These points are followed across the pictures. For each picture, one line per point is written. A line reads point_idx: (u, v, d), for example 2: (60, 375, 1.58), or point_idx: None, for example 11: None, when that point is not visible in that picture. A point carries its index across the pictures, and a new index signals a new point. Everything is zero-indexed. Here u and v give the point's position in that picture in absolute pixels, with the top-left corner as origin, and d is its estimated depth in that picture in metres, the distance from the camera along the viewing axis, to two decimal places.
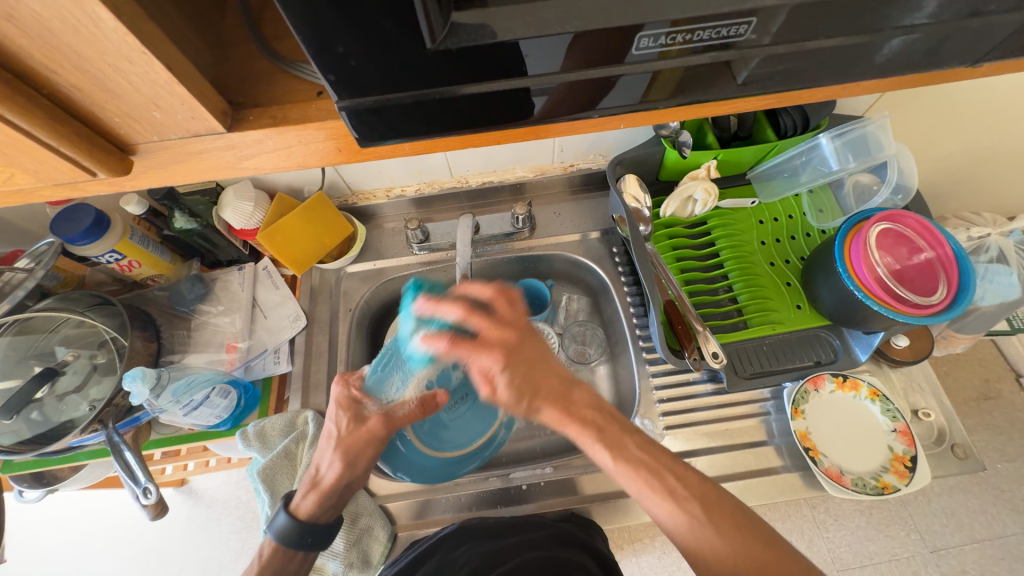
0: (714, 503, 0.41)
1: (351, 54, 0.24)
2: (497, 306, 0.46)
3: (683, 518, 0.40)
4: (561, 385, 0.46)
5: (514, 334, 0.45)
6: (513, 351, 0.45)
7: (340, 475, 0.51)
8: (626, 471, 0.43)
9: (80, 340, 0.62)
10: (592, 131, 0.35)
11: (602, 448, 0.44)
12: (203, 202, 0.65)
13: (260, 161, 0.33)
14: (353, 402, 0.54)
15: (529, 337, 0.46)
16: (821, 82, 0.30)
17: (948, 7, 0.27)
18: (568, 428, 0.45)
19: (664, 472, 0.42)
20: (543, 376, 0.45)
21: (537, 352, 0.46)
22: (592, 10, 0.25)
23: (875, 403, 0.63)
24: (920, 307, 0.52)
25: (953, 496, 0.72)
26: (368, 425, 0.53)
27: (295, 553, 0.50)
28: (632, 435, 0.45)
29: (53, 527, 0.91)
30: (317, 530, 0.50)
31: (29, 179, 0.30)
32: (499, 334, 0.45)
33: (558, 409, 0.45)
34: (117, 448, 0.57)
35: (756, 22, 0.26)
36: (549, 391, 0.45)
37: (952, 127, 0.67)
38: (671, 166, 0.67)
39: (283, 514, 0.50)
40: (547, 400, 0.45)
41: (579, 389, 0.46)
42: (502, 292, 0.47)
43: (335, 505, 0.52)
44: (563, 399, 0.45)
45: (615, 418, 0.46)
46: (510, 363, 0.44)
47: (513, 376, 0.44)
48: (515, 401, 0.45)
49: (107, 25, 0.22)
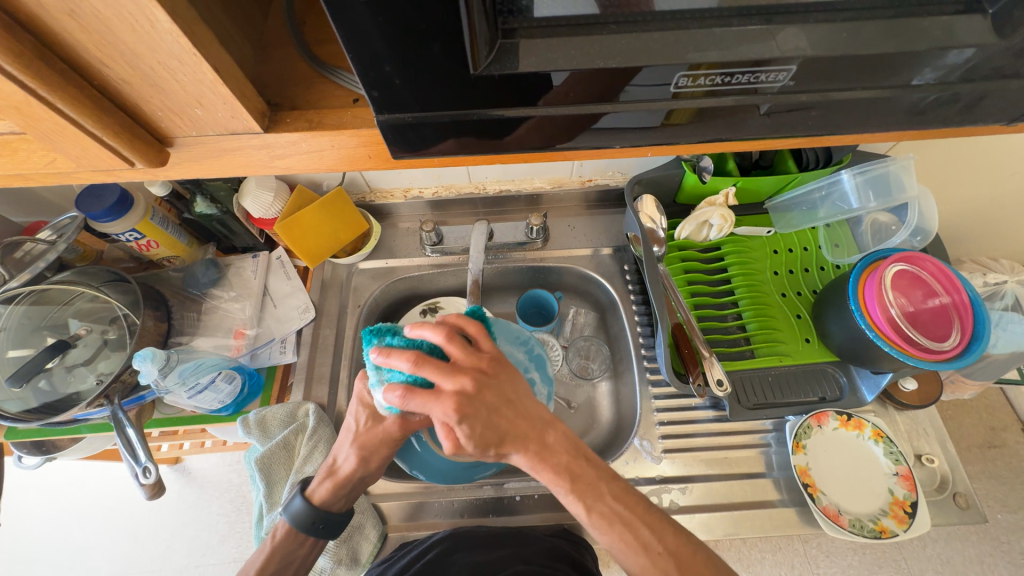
0: (687, 559, 0.40)
1: (396, 73, 0.25)
2: (451, 350, 0.41)
3: (653, 572, 0.40)
4: (531, 432, 0.41)
5: (475, 378, 0.39)
6: (474, 396, 0.39)
7: (357, 470, 0.52)
8: (600, 522, 0.41)
9: (94, 315, 0.63)
10: (616, 155, 0.35)
11: (574, 498, 0.41)
12: (224, 188, 0.66)
13: (291, 161, 0.33)
14: (373, 401, 0.53)
15: (494, 378, 0.41)
16: (852, 128, 0.31)
17: (984, 67, 0.27)
18: (542, 475, 0.41)
19: (640, 525, 0.41)
20: (506, 422, 0.40)
21: (503, 396, 0.40)
22: (631, 44, 0.25)
23: (878, 444, 0.62)
24: (932, 352, 0.52)
25: (950, 543, 0.71)
26: (385, 425, 0.51)
27: (307, 537, 0.52)
28: (614, 483, 0.42)
29: (47, 494, 0.92)
30: (329, 518, 0.51)
31: (69, 162, 0.31)
32: (463, 375, 0.39)
33: (531, 454, 0.41)
34: (120, 424, 0.57)
35: (791, 68, 0.26)
36: (520, 438, 0.40)
37: (976, 172, 0.67)
38: (689, 190, 0.68)
39: (299, 498, 0.52)
40: (517, 447, 0.40)
41: (556, 432, 0.42)
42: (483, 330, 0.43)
43: (348, 496, 0.53)
44: (535, 445, 0.41)
45: (595, 465, 0.42)
46: (469, 412, 0.38)
47: (473, 427, 0.38)
48: (479, 451, 0.39)
49: (163, 27, 0.23)
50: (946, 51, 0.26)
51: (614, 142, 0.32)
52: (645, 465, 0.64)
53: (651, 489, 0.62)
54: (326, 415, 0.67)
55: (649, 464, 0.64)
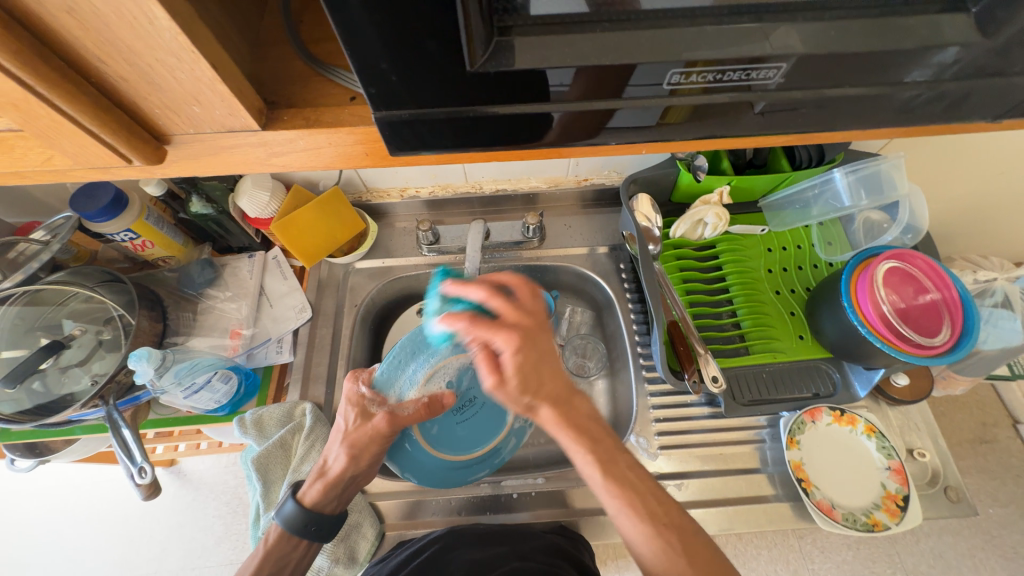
0: (690, 537, 0.40)
1: (393, 71, 0.25)
2: (519, 292, 0.43)
3: (658, 544, 0.39)
4: (563, 388, 0.42)
5: (531, 321, 0.42)
6: (530, 337, 0.41)
7: (347, 468, 0.52)
8: (613, 490, 0.41)
9: (89, 315, 0.63)
10: (612, 152, 0.35)
11: (593, 461, 0.41)
12: (220, 187, 0.66)
13: (289, 159, 0.33)
14: (362, 400, 0.54)
15: (545, 330, 0.43)
16: (843, 125, 0.31)
17: (970, 66, 0.27)
18: (564, 435, 0.41)
19: (647, 495, 0.41)
20: (551, 374, 0.42)
21: (548, 348, 0.42)
22: (625, 42, 0.26)
23: (871, 439, 0.63)
24: (924, 348, 0.53)
25: (943, 537, 0.71)
26: (374, 422, 0.53)
27: (300, 540, 0.52)
28: (622, 454, 0.43)
29: (41, 497, 0.91)
30: (321, 520, 0.51)
31: (66, 160, 0.31)
32: (516, 319, 0.41)
33: (557, 409, 0.42)
34: (115, 425, 0.57)
35: (782, 66, 0.27)
36: (554, 391, 0.42)
37: (966, 170, 0.68)
38: (684, 188, 0.68)
39: (291, 502, 0.52)
40: (551, 398, 0.41)
41: (580, 397, 0.44)
42: (526, 281, 0.44)
43: (340, 497, 0.53)
44: (565, 400, 0.42)
45: (609, 433, 0.44)
46: (525, 347, 0.40)
47: (524, 366, 0.40)
48: (519, 395, 0.40)
49: (161, 23, 0.23)
50: (933, 49, 0.26)
51: (610, 139, 0.32)
52: (642, 461, 0.64)
53: None
54: (323, 414, 0.67)
55: (645, 461, 0.64)
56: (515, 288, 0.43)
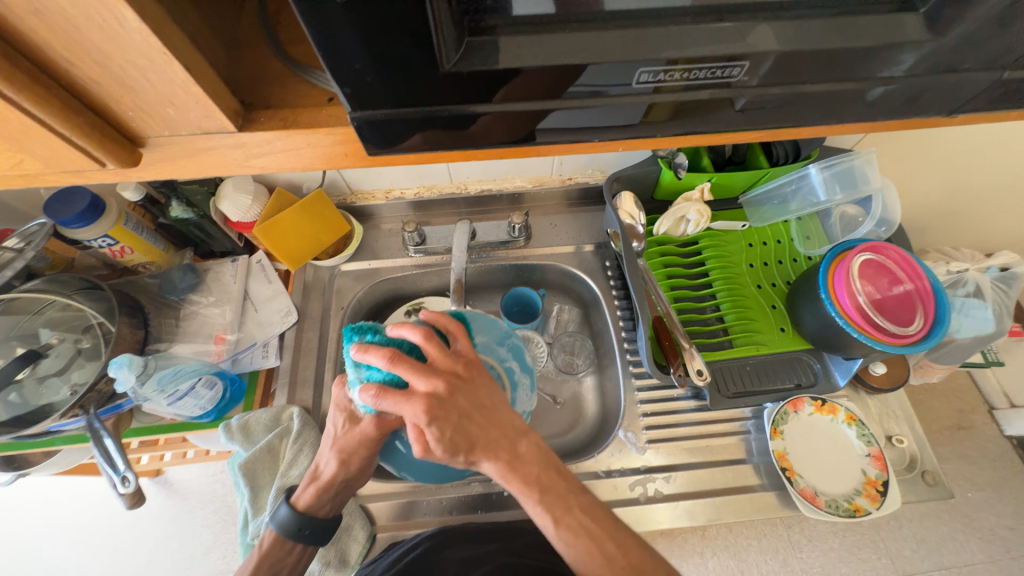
0: (648, 572, 0.42)
1: (367, 70, 0.25)
2: (428, 352, 0.42)
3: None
4: (502, 439, 0.43)
5: (448, 381, 0.41)
6: (449, 399, 0.40)
7: (337, 473, 0.52)
8: (568, 535, 0.43)
9: (65, 324, 0.61)
10: (591, 150, 0.36)
11: (543, 509, 0.43)
12: (201, 192, 0.65)
13: (267, 160, 0.33)
14: (350, 405, 0.53)
15: (465, 382, 0.42)
16: (811, 121, 0.32)
17: (926, 63, 0.28)
18: (511, 484, 0.43)
19: (605, 540, 0.43)
20: (479, 428, 0.42)
21: (475, 402, 0.42)
22: (595, 42, 0.26)
23: (851, 427, 0.65)
24: (898, 337, 0.54)
25: (925, 522, 0.73)
26: (362, 426, 0.52)
27: (294, 545, 0.52)
28: (577, 497, 0.45)
29: (20, 514, 0.88)
30: (315, 524, 0.51)
31: (37, 164, 0.30)
32: (438, 377, 0.41)
33: (500, 461, 0.43)
34: (97, 435, 0.56)
35: (748, 65, 0.28)
36: (488, 445, 0.43)
37: (935, 164, 0.70)
38: (666, 186, 0.69)
39: (285, 507, 0.52)
40: (486, 453, 0.42)
41: (526, 440, 0.45)
42: (461, 329, 0.45)
43: (334, 501, 0.54)
44: (505, 451, 0.43)
45: (560, 474, 0.45)
46: (440, 414, 0.39)
47: (442, 430, 0.40)
48: (451, 456, 0.41)
49: (132, 25, 0.23)
50: (892, 46, 0.27)
51: (587, 137, 0.32)
52: (631, 456, 0.65)
53: (636, 479, 0.63)
54: (311, 417, 0.67)
55: (634, 455, 0.65)
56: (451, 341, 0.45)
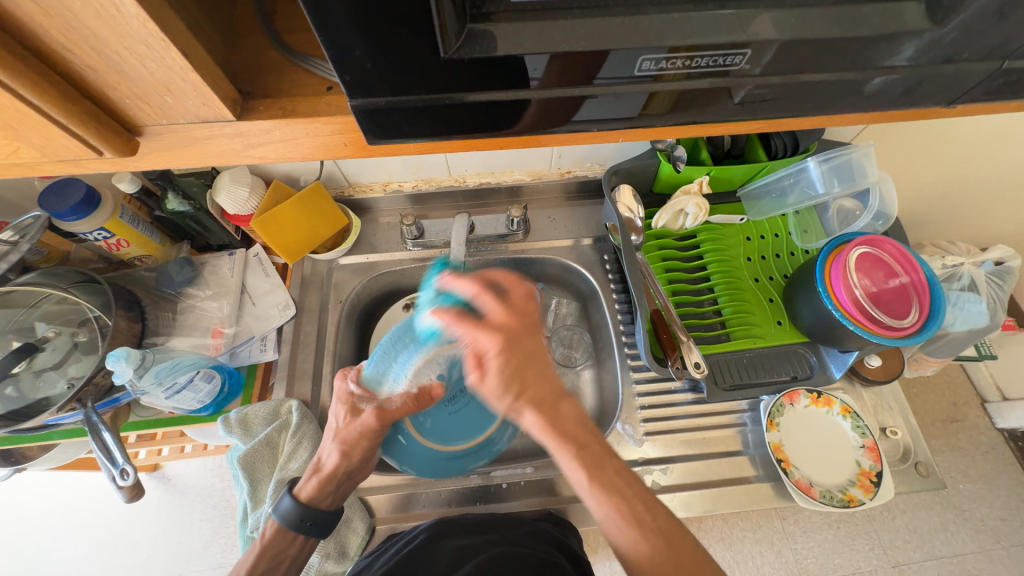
0: (678, 541, 0.40)
1: (366, 57, 0.25)
2: (512, 293, 0.46)
3: (645, 549, 0.39)
4: (549, 392, 0.42)
5: (518, 324, 0.44)
6: (514, 340, 0.43)
7: (341, 464, 0.52)
8: (601, 495, 0.41)
9: (62, 317, 0.60)
10: (590, 141, 0.36)
11: (578, 465, 0.41)
12: (197, 183, 0.65)
13: (266, 150, 0.33)
14: (352, 397, 0.53)
15: (533, 333, 0.44)
16: (811, 112, 0.32)
17: (925, 53, 0.28)
18: (550, 440, 0.41)
19: (635, 501, 0.41)
20: (534, 377, 0.42)
21: (533, 350, 0.43)
22: (596, 30, 0.26)
23: (846, 419, 0.65)
24: (894, 329, 0.55)
25: (918, 513, 0.74)
26: (363, 418, 0.52)
27: (297, 536, 0.52)
28: (611, 460, 0.43)
29: (18, 508, 0.88)
30: (317, 515, 0.51)
31: (33, 153, 0.30)
32: (505, 320, 0.44)
33: (540, 413, 0.41)
34: (95, 428, 0.56)
35: (749, 53, 0.27)
36: (535, 394, 0.42)
37: (933, 157, 0.70)
38: (665, 179, 0.69)
39: (287, 498, 0.52)
40: (532, 403, 0.41)
41: (567, 402, 0.43)
42: (519, 283, 0.48)
43: (336, 492, 0.54)
44: (547, 405, 0.42)
45: (595, 436, 0.43)
46: (507, 348, 0.42)
47: (506, 365, 0.41)
48: (499, 392, 0.41)
49: (129, 10, 0.22)
50: (892, 36, 0.27)
51: (587, 128, 0.32)
52: (628, 448, 0.65)
53: (633, 471, 0.64)
54: (310, 411, 0.67)
55: (631, 447, 0.66)
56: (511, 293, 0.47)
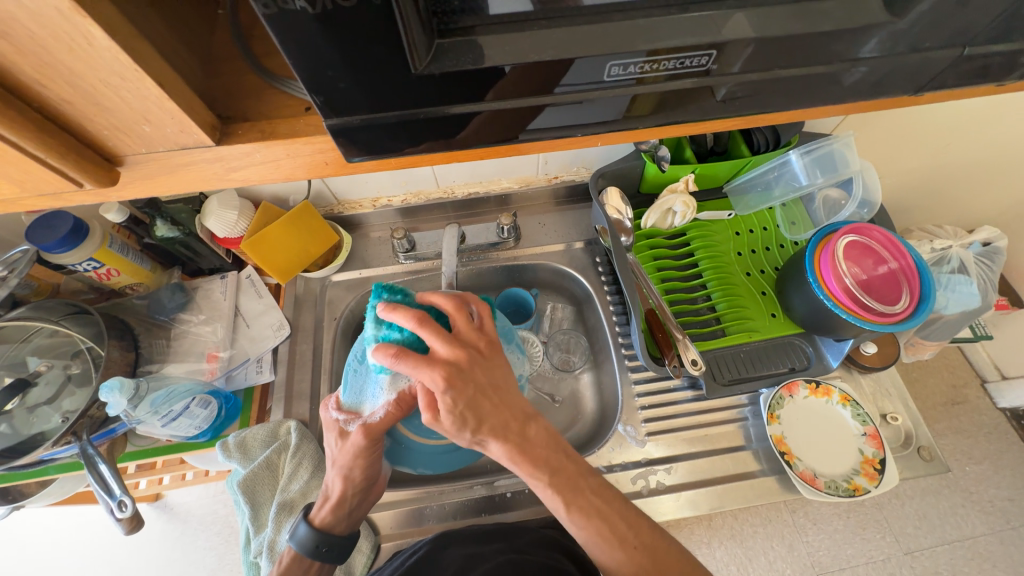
0: (662, 554, 0.42)
1: (340, 77, 0.25)
2: (456, 323, 0.45)
3: (630, 567, 0.41)
4: (508, 421, 0.43)
5: (467, 356, 0.42)
6: (465, 375, 0.41)
7: (346, 486, 0.52)
8: (579, 517, 0.43)
9: (54, 350, 0.60)
10: (573, 146, 0.36)
11: (554, 492, 0.43)
12: (185, 210, 0.64)
13: (247, 173, 0.33)
14: (339, 423, 0.53)
15: (484, 360, 0.44)
16: (786, 105, 0.32)
17: (891, 44, 0.29)
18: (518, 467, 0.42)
19: (615, 519, 0.43)
20: (492, 406, 0.42)
21: (492, 378, 0.43)
22: (566, 39, 0.26)
23: (846, 407, 0.66)
24: (886, 316, 0.55)
25: (926, 498, 0.74)
26: (352, 438, 0.51)
27: (313, 562, 0.52)
28: (587, 480, 0.44)
29: (17, 548, 0.87)
30: (332, 540, 0.51)
31: (13, 188, 0.30)
32: (454, 352, 0.42)
33: (506, 443, 0.42)
34: (91, 462, 0.56)
35: (718, 54, 0.28)
36: (498, 425, 0.42)
37: (913, 143, 0.71)
38: (651, 179, 0.70)
39: (303, 524, 0.52)
40: (494, 433, 0.42)
41: (533, 425, 0.44)
42: (462, 308, 0.46)
43: (351, 516, 0.54)
44: (512, 433, 0.43)
45: (568, 457, 0.45)
46: (453, 386, 0.40)
47: (457, 399, 0.40)
48: (456, 429, 0.41)
49: (102, 43, 0.23)
50: (855, 30, 0.28)
51: (568, 135, 0.33)
52: (631, 450, 0.65)
53: (637, 472, 0.63)
54: (309, 431, 0.66)
55: (634, 449, 0.65)
56: (455, 322, 0.45)
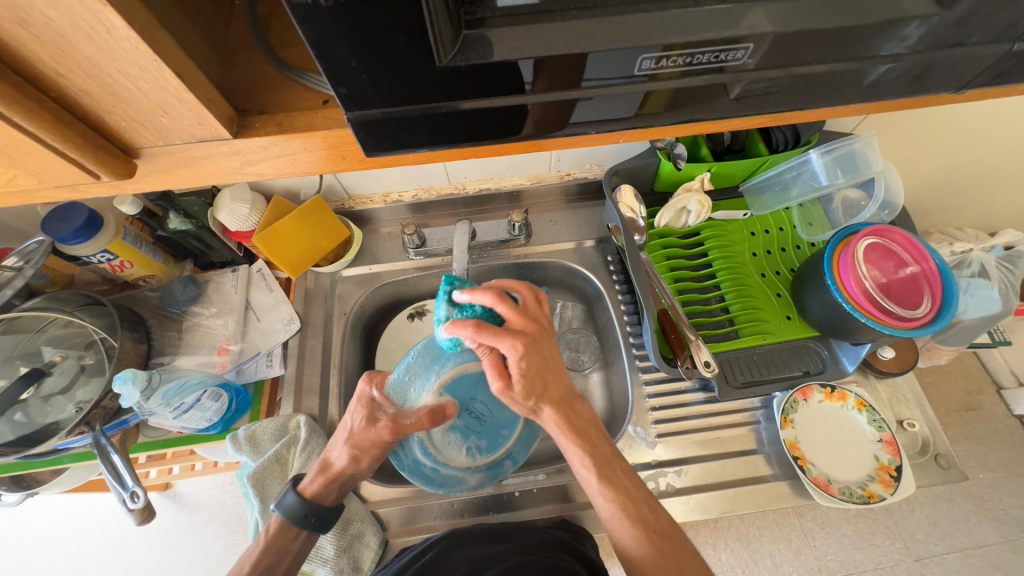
0: (680, 545, 0.45)
1: (361, 68, 0.25)
2: (525, 300, 0.47)
3: (650, 549, 0.44)
4: (565, 393, 0.47)
5: (536, 328, 0.44)
6: (535, 342, 0.43)
7: (350, 465, 0.53)
8: (609, 494, 0.46)
9: (68, 341, 0.60)
10: (590, 144, 0.35)
11: (590, 464, 0.47)
12: (197, 203, 0.64)
13: (262, 167, 0.33)
14: (372, 403, 0.54)
15: (544, 334, 0.46)
16: (814, 104, 0.31)
17: (932, 38, 0.28)
18: (564, 436, 0.47)
19: (641, 504, 0.46)
20: (554, 376, 0.45)
21: (552, 351, 0.46)
22: (595, 30, 0.26)
23: (862, 413, 0.64)
24: (907, 320, 0.54)
25: (937, 505, 0.73)
26: (378, 428, 0.52)
27: (300, 531, 0.51)
28: (619, 462, 0.48)
29: (29, 532, 0.88)
30: (321, 511, 0.51)
31: (30, 179, 0.30)
32: (523, 325, 0.43)
33: (561, 412, 0.46)
34: (104, 451, 0.56)
35: (752, 47, 0.27)
36: (558, 395, 0.46)
37: (936, 145, 0.69)
38: (666, 177, 0.68)
39: (292, 493, 0.52)
40: (554, 402, 0.46)
41: (581, 402, 0.49)
42: (526, 285, 0.47)
43: (340, 488, 0.54)
44: (567, 405, 0.47)
45: (604, 438, 0.49)
46: (530, 353, 0.42)
47: (533, 368, 0.43)
48: (524, 398, 0.44)
49: (121, 32, 0.22)
50: (895, 24, 0.27)
51: (584, 131, 0.32)
52: (640, 451, 0.64)
53: (647, 474, 0.63)
54: (318, 425, 0.66)
55: (644, 450, 0.65)
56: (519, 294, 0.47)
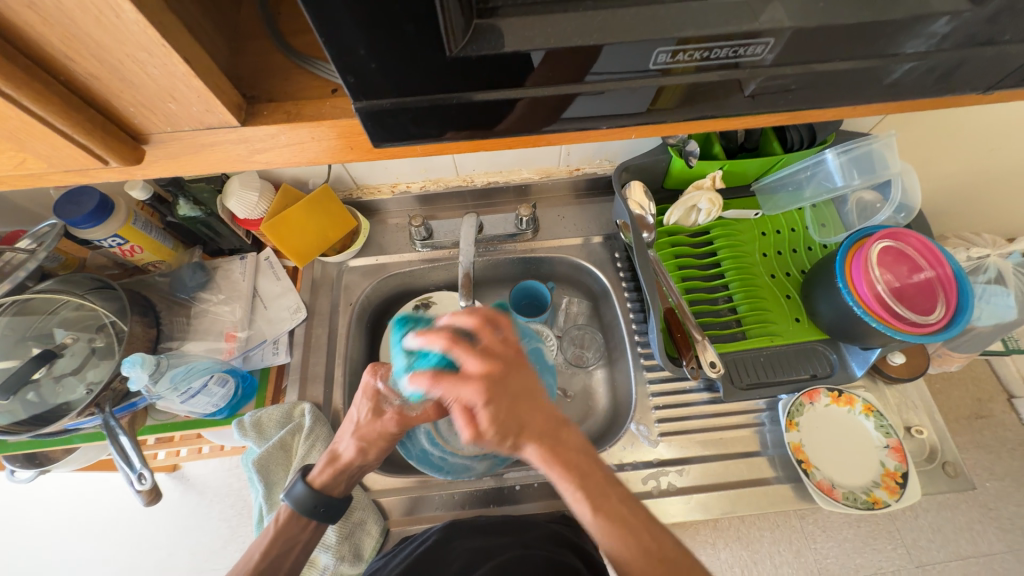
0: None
1: (370, 57, 0.25)
2: (482, 337, 0.46)
3: None
4: (545, 423, 0.44)
5: (500, 365, 0.44)
6: (499, 382, 0.43)
7: (359, 456, 0.53)
8: (606, 523, 0.42)
9: (80, 323, 0.61)
10: (600, 139, 0.35)
11: (581, 496, 0.43)
12: (207, 190, 0.66)
13: (270, 155, 0.33)
14: (377, 395, 0.54)
15: (515, 367, 0.45)
16: (834, 102, 0.31)
17: (960, 36, 0.27)
18: (552, 472, 0.43)
19: (641, 529, 0.42)
20: (526, 412, 0.43)
21: (523, 386, 0.44)
22: (609, 22, 0.25)
23: (869, 418, 0.64)
24: (919, 326, 0.53)
25: (941, 512, 0.72)
26: (385, 420, 0.53)
27: (310, 521, 0.52)
28: (615, 488, 0.44)
29: (42, 508, 0.90)
30: (331, 501, 0.52)
31: (41, 163, 0.30)
32: (490, 358, 0.44)
33: (544, 446, 0.43)
34: (112, 433, 0.57)
35: (770, 42, 0.26)
36: (534, 429, 0.43)
37: (957, 146, 0.68)
38: (676, 174, 0.67)
39: (300, 484, 0.52)
40: (534, 437, 0.43)
41: (568, 429, 0.45)
42: (488, 322, 0.47)
43: (349, 480, 0.54)
44: (551, 436, 0.44)
45: (598, 465, 0.45)
46: (492, 398, 0.42)
47: (497, 410, 0.42)
48: (498, 440, 0.43)
49: (129, 16, 0.22)
50: (921, 21, 0.26)
51: (594, 125, 0.32)
52: (642, 449, 0.64)
53: (649, 472, 0.63)
54: (323, 414, 0.67)
55: (646, 448, 0.64)
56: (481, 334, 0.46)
